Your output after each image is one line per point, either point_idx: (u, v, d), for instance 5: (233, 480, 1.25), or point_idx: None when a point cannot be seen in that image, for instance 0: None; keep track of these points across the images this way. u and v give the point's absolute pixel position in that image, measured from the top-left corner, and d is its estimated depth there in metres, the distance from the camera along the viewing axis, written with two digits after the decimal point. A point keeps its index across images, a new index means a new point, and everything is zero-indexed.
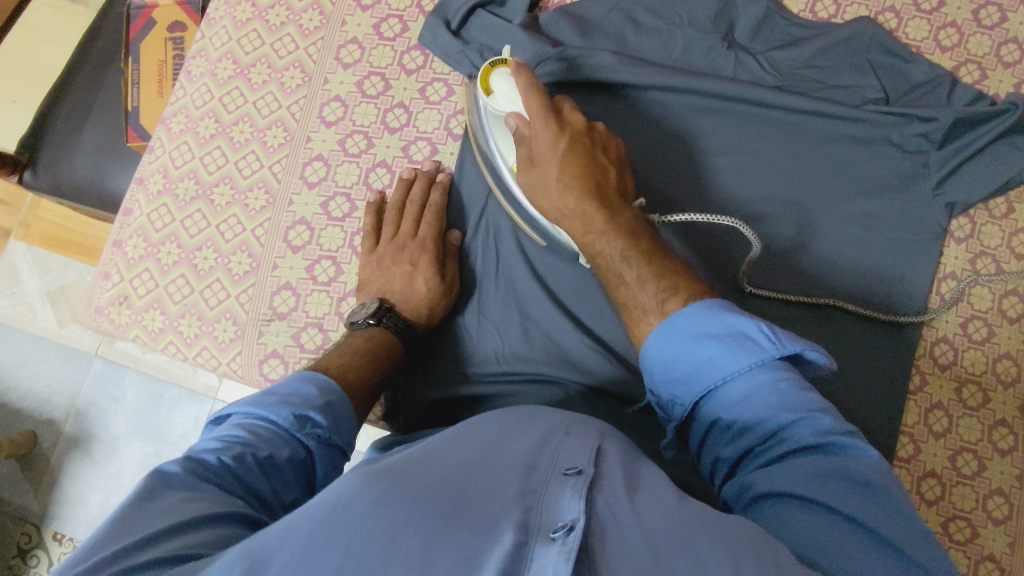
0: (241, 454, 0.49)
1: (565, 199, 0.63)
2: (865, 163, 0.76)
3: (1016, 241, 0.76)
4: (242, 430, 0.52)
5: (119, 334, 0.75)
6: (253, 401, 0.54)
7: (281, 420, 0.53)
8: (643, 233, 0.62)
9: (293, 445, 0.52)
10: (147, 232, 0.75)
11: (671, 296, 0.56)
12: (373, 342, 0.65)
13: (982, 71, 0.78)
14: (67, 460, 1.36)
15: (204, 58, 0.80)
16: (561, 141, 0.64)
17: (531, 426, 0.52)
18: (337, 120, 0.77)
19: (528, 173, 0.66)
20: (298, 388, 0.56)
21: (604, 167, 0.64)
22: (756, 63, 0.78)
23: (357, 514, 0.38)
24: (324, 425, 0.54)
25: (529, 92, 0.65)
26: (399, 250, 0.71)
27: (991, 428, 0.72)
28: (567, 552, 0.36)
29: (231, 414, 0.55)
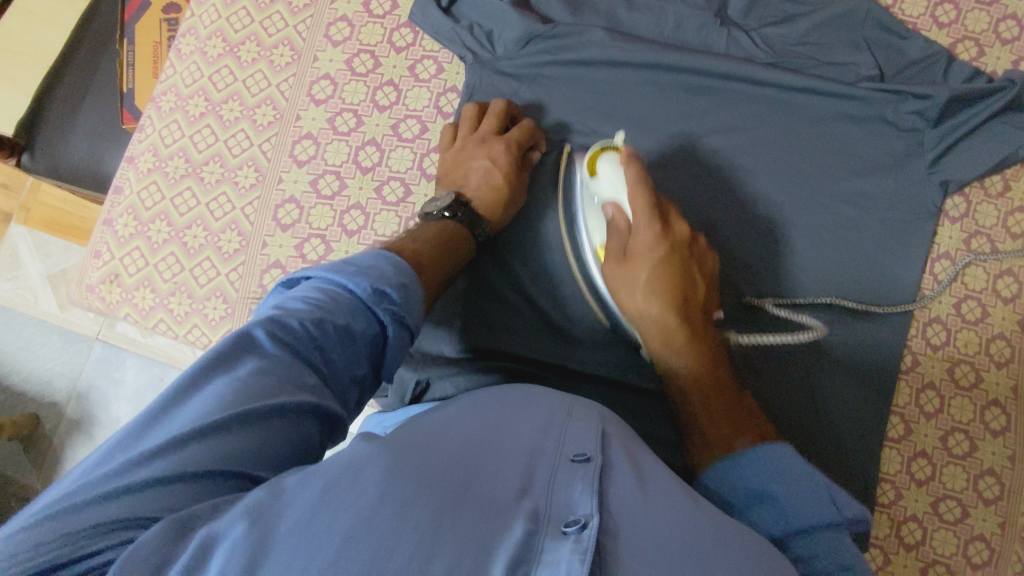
0: (320, 319, 0.49)
1: (647, 309, 0.63)
2: (858, 142, 0.75)
3: (1011, 220, 0.75)
4: (321, 294, 0.51)
5: (109, 312, 0.75)
6: (332, 269, 0.53)
7: (361, 290, 0.52)
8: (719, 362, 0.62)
9: (368, 318, 0.52)
10: (137, 211, 0.75)
11: (735, 439, 0.56)
12: (445, 232, 0.64)
13: (980, 48, 0.77)
14: (69, 443, 1.37)
15: (194, 36, 0.80)
16: (660, 242, 0.63)
17: (534, 408, 0.51)
18: (326, 98, 0.77)
19: (615, 265, 0.65)
20: (375, 264, 0.55)
21: (695, 281, 0.64)
22: (749, 40, 0.77)
23: (368, 482, 0.37)
24: (399, 302, 0.54)
25: (637, 188, 0.64)
26: (478, 145, 0.70)
27: (984, 408, 0.72)
28: (582, 551, 0.35)
29: (306, 278, 0.54)
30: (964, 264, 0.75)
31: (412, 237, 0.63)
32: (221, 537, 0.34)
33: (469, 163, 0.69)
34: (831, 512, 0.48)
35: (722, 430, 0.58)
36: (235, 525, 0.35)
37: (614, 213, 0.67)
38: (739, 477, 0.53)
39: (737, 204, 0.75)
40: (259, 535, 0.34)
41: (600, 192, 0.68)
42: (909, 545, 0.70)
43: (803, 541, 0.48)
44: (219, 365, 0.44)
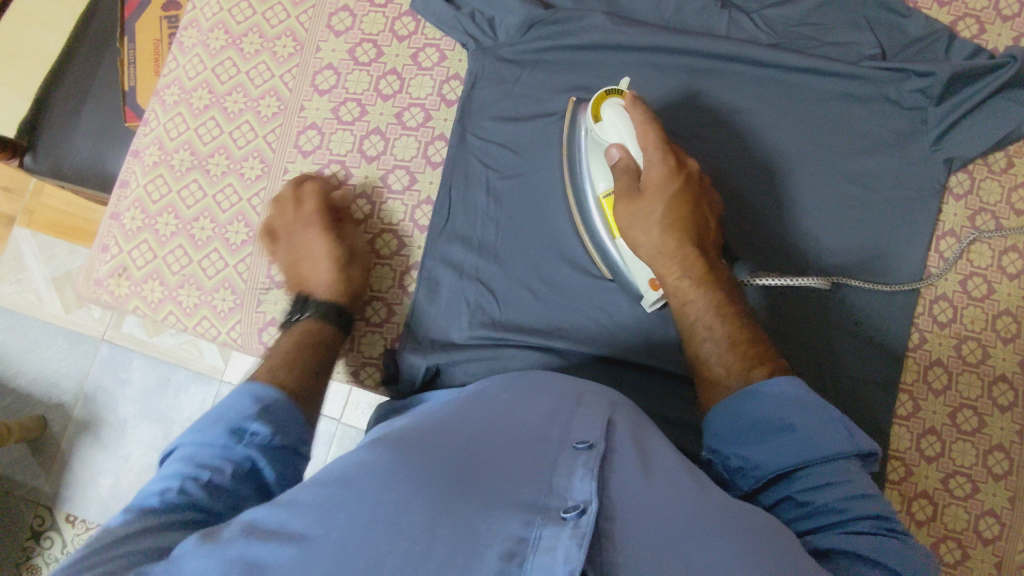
0: (184, 485, 0.45)
1: (663, 242, 0.63)
2: (861, 121, 0.75)
3: (1016, 196, 0.75)
4: (181, 464, 0.47)
5: (118, 306, 0.75)
6: (192, 430, 0.49)
7: (215, 439, 0.48)
8: (733, 294, 0.63)
9: (239, 459, 0.48)
10: (144, 204, 0.75)
11: (756, 366, 0.57)
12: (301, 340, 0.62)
13: (980, 25, 0.77)
14: (78, 444, 1.38)
15: (196, 29, 0.80)
16: (672, 179, 0.63)
17: (542, 393, 0.52)
18: (329, 88, 0.77)
19: (628, 201, 0.64)
20: (233, 403, 0.50)
21: (703, 216, 0.65)
22: (751, 21, 0.78)
23: (369, 487, 0.39)
24: (265, 431, 0.49)
25: (649, 125, 0.62)
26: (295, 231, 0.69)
27: (991, 384, 0.72)
28: (579, 538, 0.36)
29: (174, 447, 0.49)
30: (969, 241, 0.75)
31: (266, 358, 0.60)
32: (220, 548, 0.36)
33: (299, 254, 0.69)
34: (845, 442, 0.50)
35: (735, 356, 0.59)
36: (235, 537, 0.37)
37: (618, 160, 0.64)
38: (755, 409, 0.54)
39: (741, 187, 0.75)
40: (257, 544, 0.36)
41: (604, 138, 0.66)
42: (920, 522, 0.70)
43: (818, 470, 0.50)
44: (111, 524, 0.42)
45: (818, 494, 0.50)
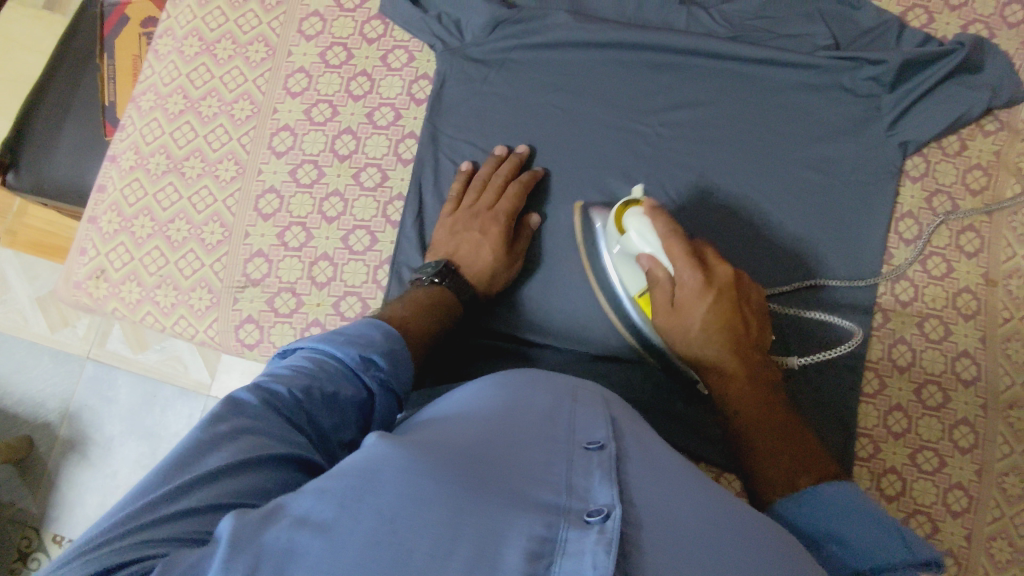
0: (309, 386, 0.49)
1: (705, 354, 0.62)
2: (818, 109, 0.78)
3: (970, 177, 0.78)
4: (312, 362, 0.52)
5: (97, 308, 0.76)
6: (321, 337, 0.54)
7: (348, 358, 0.53)
8: (779, 403, 0.61)
9: (359, 385, 0.53)
10: (121, 207, 0.77)
11: (801, 475, 0.55)
12: (434, 300, 0.66)
13: (929, 15, 0.80)
14: (64, 463, 1.37)
15: (171, 37, 0.82)
16: (710, 295, 0.60)
17: (537, 392, 0.51)
18: (302, 90, 0.79)
19: (664, 314, 0.64)
20: (364, 332, 0.56)
21: (745, 323, 0.62)
22: (708, 17, 0.80)
23: (390, 479, 0.37)
24: (386, 369, 0.55)
25: (672, 240, 0.62)
26: (473, 218, 0.72)
27: (955, 360, 0.74)
28: (606, 543, 0.35)
29: (297, 347, 0.55)
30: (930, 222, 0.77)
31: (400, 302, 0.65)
32: (254, 535, 0.34)
33: (459, 236, 0.72)
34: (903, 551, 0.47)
35: (779, 470, 0.57)
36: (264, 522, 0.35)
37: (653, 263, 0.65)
38: (811, 515, 0.52)
39: (706, 176, 0.77)
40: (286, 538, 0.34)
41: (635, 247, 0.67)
42: (890, 497, 0.71)
43: None
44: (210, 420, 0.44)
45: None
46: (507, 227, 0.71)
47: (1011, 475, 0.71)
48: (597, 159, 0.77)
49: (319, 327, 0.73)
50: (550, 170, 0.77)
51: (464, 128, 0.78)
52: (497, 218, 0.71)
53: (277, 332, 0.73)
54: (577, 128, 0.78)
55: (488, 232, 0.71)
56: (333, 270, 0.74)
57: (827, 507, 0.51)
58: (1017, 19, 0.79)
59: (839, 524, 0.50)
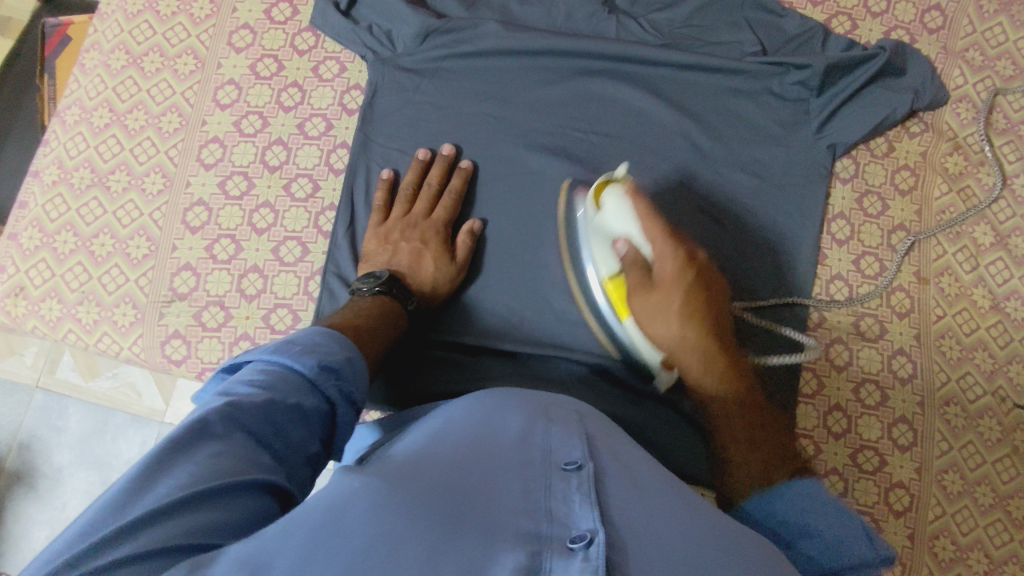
0: (272, 401, 0.45)
1: (681, 335, 0.61)
2: (749, 112, 0.79)
3: (899, 178, 0.79)
4: (268, 374, 0.47)
5: (17, 328, 0.74)
6: (274, 348, 0.49)
7: (307, 369, 0.49)
8: (755, 390, 0.62)
9: (321, 395, 0.49)
10: (42, 223, 0.75)
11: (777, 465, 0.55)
12: (384, 308, 0.65)
13: (853, 22, 0.82)
14: (9, 498, 1.30)
15: (97, 50, 0.80)
16: (689, 274, 0.62)
17: (509, 415, 0.49)
18: (231, 102, 0.78)
19: (644, 295, 0.63)
20: (318, 339, 0.52)
21: (718, 309, 0.63)
22: (638, 26, 0.81)
23: (359, 525, 0.35)
24: (348, 378, 0.51)
25: (665, 243, 0.62)
26: (409, 226, 0.72)
27: (891, 358, 0.74)
28: (593, 573, 0.33)
29: (247, 361, 0.50)
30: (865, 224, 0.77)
31: (347, 310, 0.63)
32: None
33: (395, 244, 0.71)
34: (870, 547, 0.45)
35: (759, 456, 0.57)
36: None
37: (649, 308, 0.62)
38: (780, 508, 0.50)
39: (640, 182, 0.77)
40: None
41: (607, 228, 0.66)
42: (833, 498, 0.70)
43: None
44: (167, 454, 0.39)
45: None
46: (444, 237, 0.72)
47: (950, 472, 0.71)
48: (530, 166, 0.77)
49: (248, 341, 0.72)
50: (483, 177, 0.77)
51: (396, 137, 0.77)
52: (436, 227, 0.72)
53: (204, 346, 0.72)
54: (511, 136, 0.78)
55: (427, 241, 0.71)
56: (263, 282, 0.73)
57: (801, 500, 0.50)
58: (938, 25, 0.82)
59: (809, 515, 0.48)
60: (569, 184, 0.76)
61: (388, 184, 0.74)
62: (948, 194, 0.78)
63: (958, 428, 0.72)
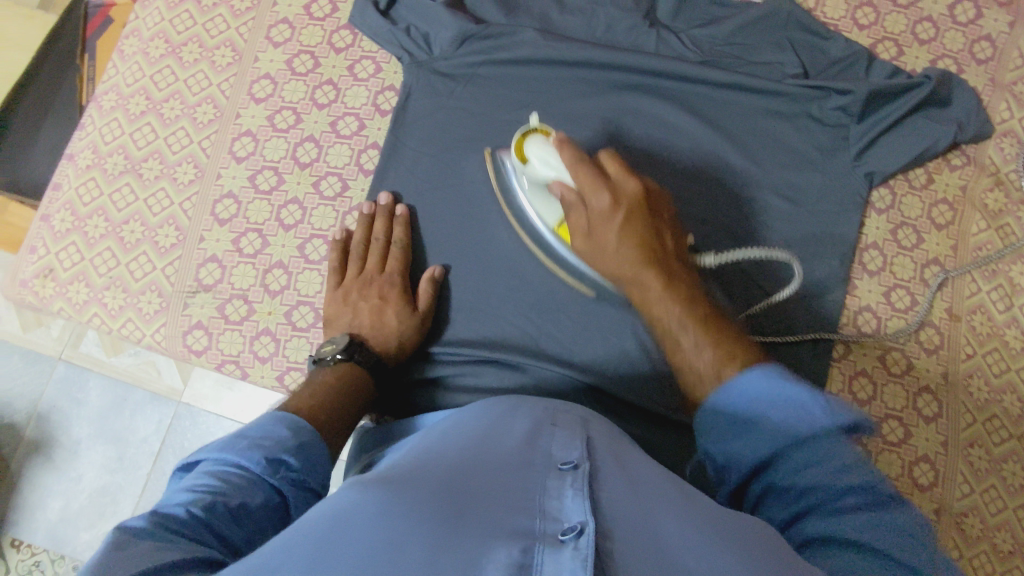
0: (215, 501, 0.45)
1: (622, 270, 0.59)
2: (786, 135, 0.77)
3: (936, 211, 0.77)
4: (213, 476, 0.47)
5: (44, 308, 0.75)
6: (223, 445, 0.50)
7: (252, 464, 0.49)
8: (705, 304, 0.57)
9: (269, 488, 0.49)
10: (74, 206, 0.76)
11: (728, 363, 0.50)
12: (345, 379, 0.62)
13: (899, 48, 0.80)
14: (26, 466, 1.32)
15: (137, 37, 0.81)
16: (618, 216, 0.59)
17: (512, 423, 0.49)
18: (266, 97, 0.79)
19: (584, 240, 0.62)
20: (270, 430, 0.52)
21: (661, 234, 0.60)
22: (678, 41, 0.80)
23: (358, 525, 0.35)
24: (298, 467, 0.51)
25: (581, 168, 0.60)
26: (366, 285, 0.71)
27: (916, 395, 0.72)
28: (583, 560, 0.32)
29: (199, 461, 0.50)
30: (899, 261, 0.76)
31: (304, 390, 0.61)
32: None
33: (355, 305, 0.70)
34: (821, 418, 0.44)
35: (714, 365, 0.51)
36: None
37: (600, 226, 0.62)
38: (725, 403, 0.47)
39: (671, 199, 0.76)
40: None
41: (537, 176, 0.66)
42: None
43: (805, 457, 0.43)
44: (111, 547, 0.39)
45: (837, 479, 0.42)
46: (402, 288, 0.70)
47: (970, 515, 0.69)
48: None
49: (269, 336, 0.72)
50: None
51: (429, 141, 0.77)
52: (393, 279, 0.71)
53: (225, 339, 0.72)
54: None
55: (384, 298, 0.70)
56: (287, 278, 0.74)
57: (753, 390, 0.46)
58: (987, 56, 0.80)
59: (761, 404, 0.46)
60: None
61: (341, 244, 0.73)
62: (986, 230, 0.76)
63: (981, 471, 0.70)
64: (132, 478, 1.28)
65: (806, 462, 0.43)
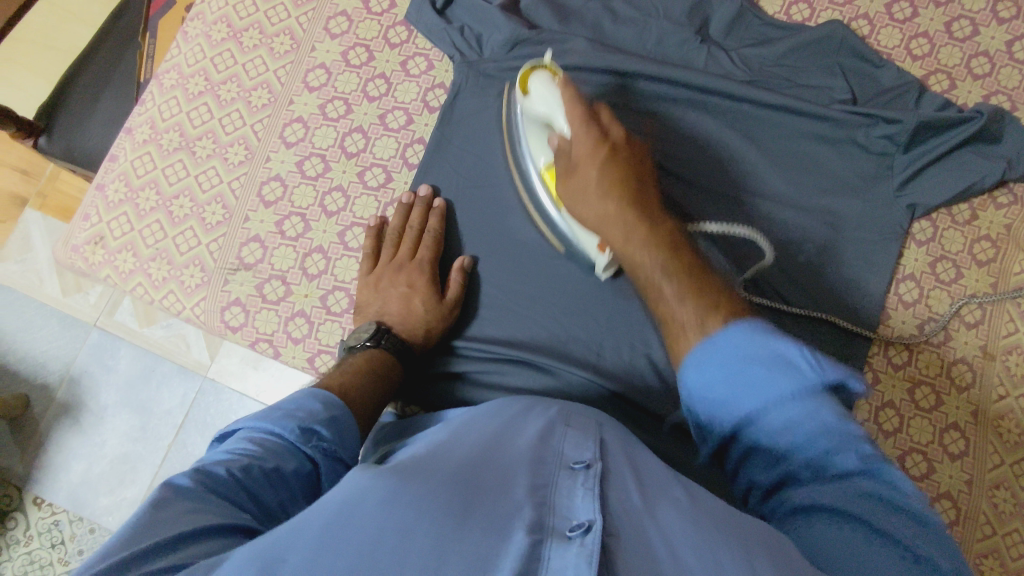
0: (249, 465, 0.47)
1: (603, 209, 0.59)
2: (829, 161, 0.77)
3: (978, 248, 0.76)
4: (251, 443, 0.50)
5: (91, 273, 0.78)
6: (259, 416, 0.52)
7: (286, 432, 0.51)
8: (686, 250, 0.54)
9: (302, 457, 0.51)
10: (129, 178, 0.79)
11: (713, 314, 0.47)
12: (373, 363, 0.64)
13: (952, 81, 0.80)
14: (55, 427, 1.36)
15: (202, 20, 0.84)
16: (601, 152, 0.61)
17: (529, 418, 0.49)
18: (319, 86, 0.81)
19: (566, 181, 0.63)
20: (303, 403, 0.54)
21: (644, 179, 0.60)
22: (728, 58, 0.80)
23: (372, 511, 0.36)
24: (330, 438, 0.53)
25: (574, 110, 0.63)
26: (398, 271, 0.72)
27: (942, 431, 0.71)
28: (588, 555, 0.33)
29: (238, 428, 0.53)
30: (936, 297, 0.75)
31: (333, 371, 0.63)
32: None
33: (387, 291, 0.71)
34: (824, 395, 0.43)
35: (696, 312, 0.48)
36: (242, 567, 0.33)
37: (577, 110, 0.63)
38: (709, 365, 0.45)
39: (709, 214, 0.76)
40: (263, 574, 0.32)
41: (535, 110, 0.68)
42: None
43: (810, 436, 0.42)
44: (148, 507, 0.41)
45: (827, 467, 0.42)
46: (432, 276, 0.71)
47: (990, 557, 0.68)
48: None
49: (303, 318, 0.74)
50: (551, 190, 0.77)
51: (472, 139, 0.78)
52: (423, 267, 0.72)
53: (261, 317, 0.74)
54: None
55: (414, 285, 0.71)
56: (325, 263, 0.75)
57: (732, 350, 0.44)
58: None
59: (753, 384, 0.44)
60: None
61: (377, 230, 0.75)
62: None
63: (1006, 514, 0.69)
64: (153, 448, 1.31)
65: (783, 424, 0.43)
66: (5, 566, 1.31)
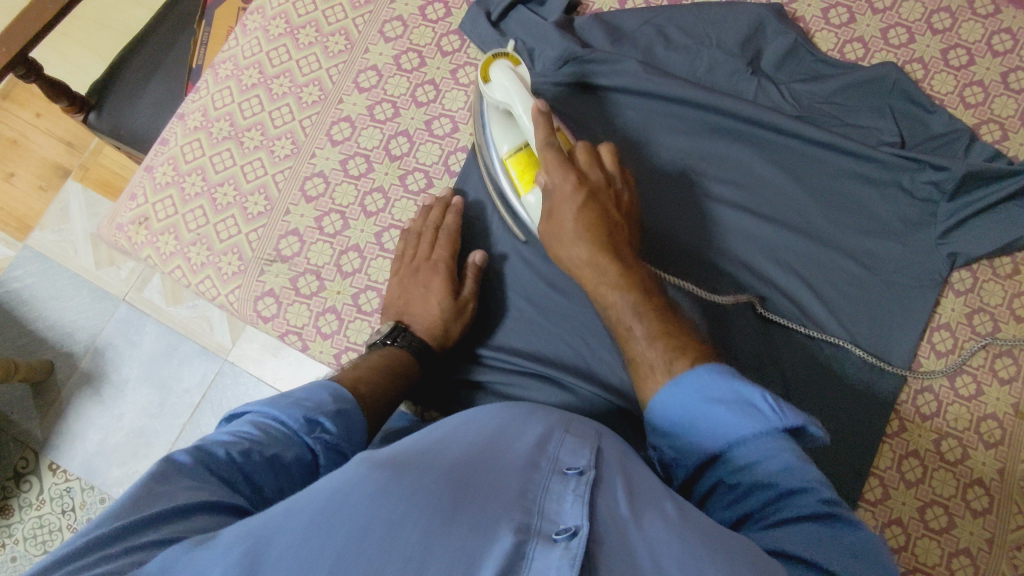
0: (249, 449, 0.48)
1: (576, 254, 0.64)
2: (872, 204, 0.77)
3: (1017, 303, 0.75)
4: (254, 427, 0.50)
5: (133, 252, 0.80)
6: (269, 401, 0.53)
7: (291, 421, 0.52)
8: (655, 292, 0.62)
9: (302, 448, 0.51)
10: (177, 162, 0.81)
11: (679, 357, 0.55)
12: (383, 359, 0.65)
13: (1004, 132, 0.79)
14: (77, 395, 1.38)
15: (261, 15, 0.86)
16: (578, 198, 0.64)
17: (530, 420, 0.49)
18: (369, 87, 0.82)
19: (546, 224, 0.66)
20: (314, 392, 0.55)
21: (616, 224, 0.64)
22: (778, 92, 0.80)
23: (364, 500, 0.36)
24: (334, 431, 0.53)
25: (547, 148, 0.65)
26: (416, 269, 0.73)
27: (966, 486, 0.70)
28: (571, 559, 0.34)
29: (246, 411, 0.54)
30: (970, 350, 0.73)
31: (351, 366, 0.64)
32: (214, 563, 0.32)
33: (408, 291, 0.72)
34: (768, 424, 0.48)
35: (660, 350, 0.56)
36: (233, 548, 0.33)
37: (542, 115, 0.67)
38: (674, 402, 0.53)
39: (743, 246, 0.76)
40: (251, 556, 0.33)
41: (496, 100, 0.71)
42: None
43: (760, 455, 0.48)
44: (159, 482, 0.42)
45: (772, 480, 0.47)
46: (447, 274, 0.71)
47: None
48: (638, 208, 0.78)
49: (333, 314, 0.75)
50: None
51: None
52: (438, 266, 0.72)
53: (293, 310, 0.75)
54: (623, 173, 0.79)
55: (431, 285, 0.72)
56: (360, 262, 0.76)
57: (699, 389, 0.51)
58: None
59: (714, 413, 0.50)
60: (670, 230, 0.78)
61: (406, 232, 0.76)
62: None
63: None
64: (170, 424, 1.33)
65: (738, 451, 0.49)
66: (14, 527, 1.33)
